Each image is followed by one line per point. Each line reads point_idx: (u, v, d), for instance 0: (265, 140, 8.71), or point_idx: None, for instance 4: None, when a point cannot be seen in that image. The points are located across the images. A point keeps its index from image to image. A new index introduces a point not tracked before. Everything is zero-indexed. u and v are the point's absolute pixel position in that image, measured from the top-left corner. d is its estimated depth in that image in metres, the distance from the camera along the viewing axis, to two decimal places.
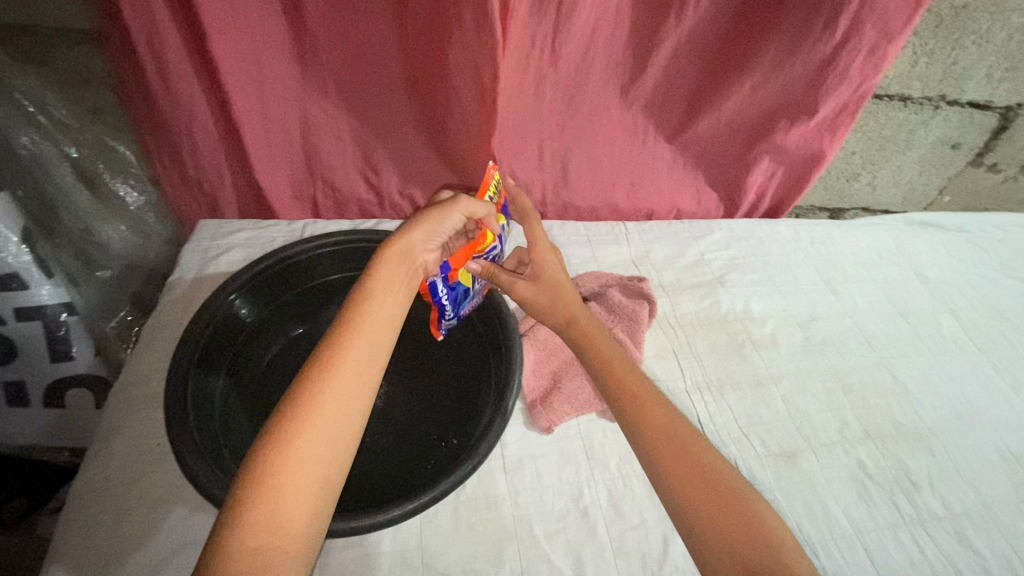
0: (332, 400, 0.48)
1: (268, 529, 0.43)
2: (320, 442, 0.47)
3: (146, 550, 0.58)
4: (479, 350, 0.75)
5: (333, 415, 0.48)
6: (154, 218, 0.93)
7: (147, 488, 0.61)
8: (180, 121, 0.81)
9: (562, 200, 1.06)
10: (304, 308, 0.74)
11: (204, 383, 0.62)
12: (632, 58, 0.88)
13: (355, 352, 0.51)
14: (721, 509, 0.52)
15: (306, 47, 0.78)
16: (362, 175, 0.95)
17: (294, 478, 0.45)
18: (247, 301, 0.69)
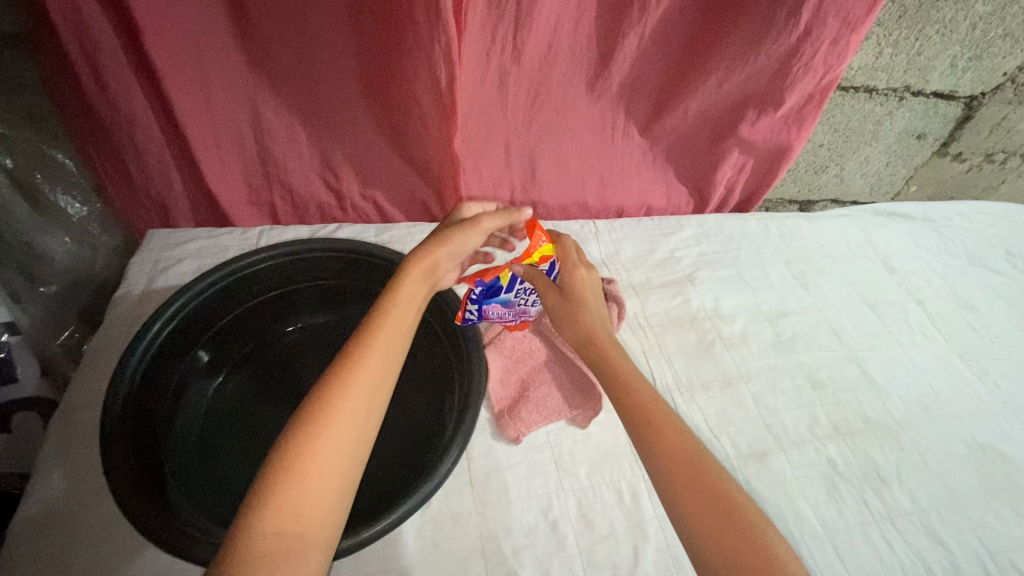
0: (355, 395, 0.49)
1: (290, 517, 0.43)
2: (343, 435, 0.47)
3: None
4: (442, 360, 0.72)
5: (355, 410, 0.49)
6: (99, 230, 0.86)
7: (91, 523, 0.58)
8: (120, 126, 0.76)
9: (531, 199, 1.04)
10: (256, 325, 0.71)
11: (145, 408, 0.58)
12: (596, 52, 0.85)
13: (377, 351, 0.53)
14: (719, 519, 0.50)
15: (253, 46, 0.74)
16: (322, 178, 0.91)
17: (317, 469, 0.45)
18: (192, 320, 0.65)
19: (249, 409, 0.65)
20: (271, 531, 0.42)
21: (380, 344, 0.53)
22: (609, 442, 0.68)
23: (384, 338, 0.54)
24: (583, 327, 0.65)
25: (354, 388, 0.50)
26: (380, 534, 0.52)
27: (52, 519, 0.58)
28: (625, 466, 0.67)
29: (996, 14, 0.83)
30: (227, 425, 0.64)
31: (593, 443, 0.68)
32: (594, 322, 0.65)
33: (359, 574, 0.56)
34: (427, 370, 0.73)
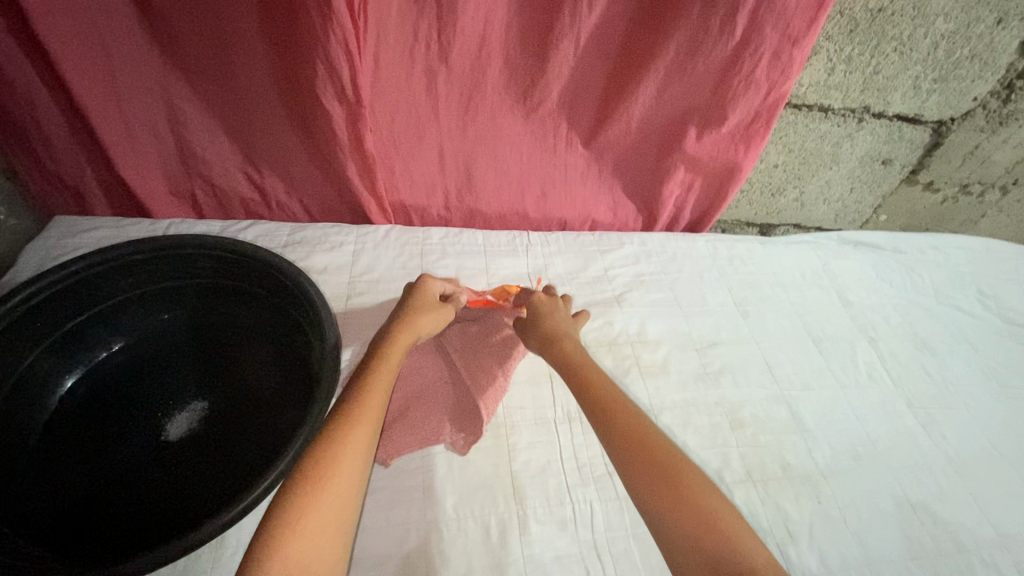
0: (354, 446, 0.49)
1: (297, 570, 0.42)
2: (344, 489, 0.47)
3: None
4: (304, 374, 0.63)
5: (353, 462, 0.49)
6: (6, 215, 0.81)
7: None
8: (20, 107, 0.74)
9: (467, 206, 0.99)
10: (121, 321, 0.67)
11: None
12: (531, 58, 0.80)
13: (374, 403, 0.54)
14: (668, 480, 0.51)
15: (159, 32, 0.72)
16: (244, 173, 0.89)
17: (319, 521, 0.45)
18: (43, 314, 0.61)
19: (104, 407, 0.61)
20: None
21: (376, 395, 0.55)
22: (488, 473, 0.64)
23: (379, 391, 0.55)
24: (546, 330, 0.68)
25: (354, 439, 0.50)
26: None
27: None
28: (498, 499, 0.62)
29: (961, 32, 0.77)
30: (69, 422, 0.60)
31: (469, 471, 0.63)
32: (554, 329, 0.68)
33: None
34: (289, 374, 0.64)
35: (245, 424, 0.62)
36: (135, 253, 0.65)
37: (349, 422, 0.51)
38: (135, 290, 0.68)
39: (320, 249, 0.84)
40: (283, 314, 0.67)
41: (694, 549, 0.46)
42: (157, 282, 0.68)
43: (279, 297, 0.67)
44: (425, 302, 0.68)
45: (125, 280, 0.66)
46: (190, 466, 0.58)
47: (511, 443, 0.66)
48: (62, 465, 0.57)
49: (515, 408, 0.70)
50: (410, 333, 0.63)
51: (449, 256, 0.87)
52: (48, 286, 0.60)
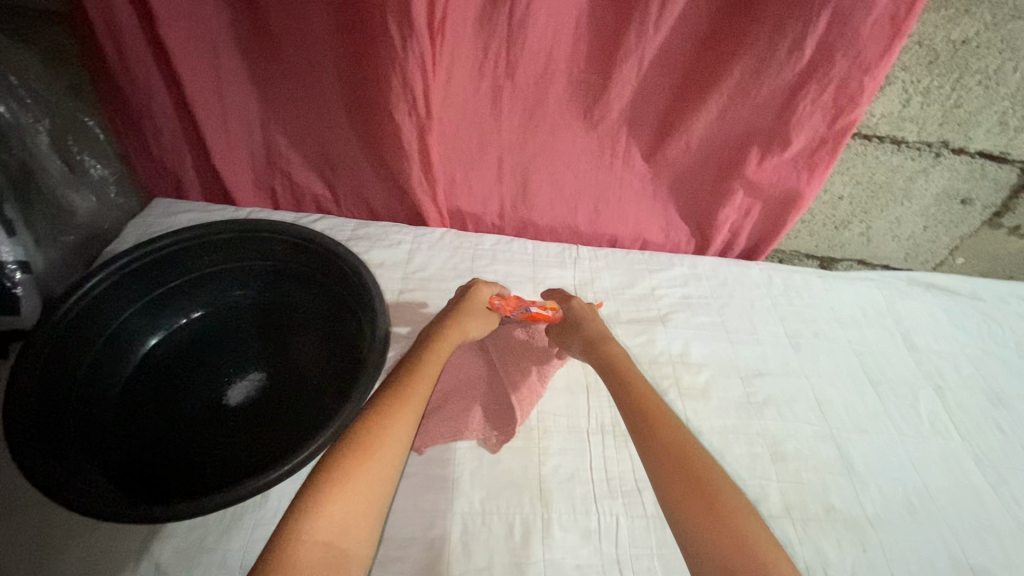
0: (398, 428, 0.53)
1: (336, 529, 0.45)
2: (387, 461, 0.51)
3: None
4: (353, 358, 0.67)
5: (396, 443, 0.52)
6: (116, 193, 0.95)
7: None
8: (140, 103, 0.85)
9: (521, 217, 1.02)
10: (201, 293, 0.74)
11: (71, 348, 0.63)
12: (595, 76, 0.83)
13: (419, 391, 0.58)
14: (697, 491, 0.50)
15: (262, 42, 0.80)
16: (319, 173, 0.96)
17: (361, 484, 0.48)
18: (136, 278, 0.69)
19: (177, 366, 0.68)
20: (318, 541, 0.44)
21: (422, 381, 0.59)
22: (515, 473, 0.64)
23: (423, 381, 0.59)
24: (593, 331, 0.71)
25: (395, 424, 0.53)
26: (184, 515, 0.48)
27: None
28: (524, 500, 0.62)
29: None
30: (146, 376, 0.67)
31: (498, 469, 0.64)
32: (597, 331, 0.71)
33: (226, 536, 0.55)
34: (341, 357, 0.69)
35: (294, 397, 0.66)
36: (218, 234, 0.72)
37: (397, 401, 0.55)
38: (216, 266, 0.74)
39: (378, 246, 0.89)
40: (339, 298, 0.72)
41: (715, 555, 0.45)
42: (235, 261, 0.75)
43: (337, 285, 0.72)
44: (476, 302, 0.73)
45: (208, 255, 0.73)
46: (245, 429, 0.63)
47: (542, 447, 0.67)
48: (136, 412, 0.63)
49: (548, 414, 0.70)
50: (456, 331, 0.68)
51: (497, 262, 0.89)
52: (141, 256, 0.68)
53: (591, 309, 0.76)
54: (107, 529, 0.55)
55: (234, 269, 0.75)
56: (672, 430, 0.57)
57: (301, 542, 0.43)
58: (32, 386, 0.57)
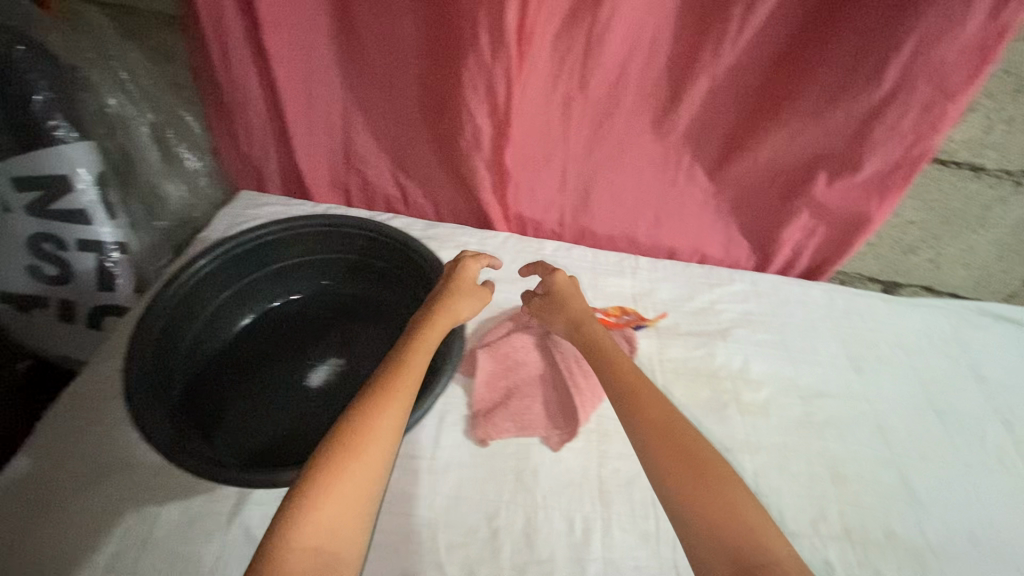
0: (388, 423, 0.51)
1: (326, 533, 0.44)
2: (375, 459, 0.49)
3: (82, 500, 0.60)
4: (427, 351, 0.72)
5: (385, 438, 0.50)
6: (206, 183, 1.03)
7: (92, 449, 0.63)
8: (237, 101, 0.92)
9: (581, 225, 1.04)
10: (287, 280, 0.80)
11: (178, 324, 0.69)
12: (666, 91, 0.86)
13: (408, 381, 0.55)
14: (690, 469, 0.50)
15: (352, 49, 0.86)
16: (391, 174, 1.01)
17: (351, 484, 0.46)
18: (234, 264, 0.75)
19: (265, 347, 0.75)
20: (303, 552, 0.42)
21: (412, 372, 0.57)
22: (577, 471, 0.66)
23: (413, 371, 0.57)
24: (575, 313, 0.69)
25: (385, 418, 0.51)
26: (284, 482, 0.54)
27: (69, 397, 0.67)
28: (586, 500, 0.64)
29: None
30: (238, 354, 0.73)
31: (560, 467, 0.66)
32: (580, 312, 0.69)
33: None
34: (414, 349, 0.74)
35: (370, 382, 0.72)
36: (308, 227, 0.77)
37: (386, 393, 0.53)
38: (302, 255, 0.80)
39: (446, 246, 0.93)
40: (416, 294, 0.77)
41: (711, 538, 0.46)
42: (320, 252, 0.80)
43: (414, 282, 0.77)
44: (465, 280, 0.70)
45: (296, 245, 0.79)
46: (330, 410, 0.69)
47: (602, 450, 0.69)
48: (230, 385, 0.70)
49: (609, 418, 0.72)
50: (448, 314, 0.65)
51: (558, 268, 0.91)
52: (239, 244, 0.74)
53: (575, 285, 0.73)
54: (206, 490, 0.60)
55: (319, 260, 0.80)
56: (666, 411, 0.56)
57: (290, 548, 0.42)
58: (146, 365, 0.64)
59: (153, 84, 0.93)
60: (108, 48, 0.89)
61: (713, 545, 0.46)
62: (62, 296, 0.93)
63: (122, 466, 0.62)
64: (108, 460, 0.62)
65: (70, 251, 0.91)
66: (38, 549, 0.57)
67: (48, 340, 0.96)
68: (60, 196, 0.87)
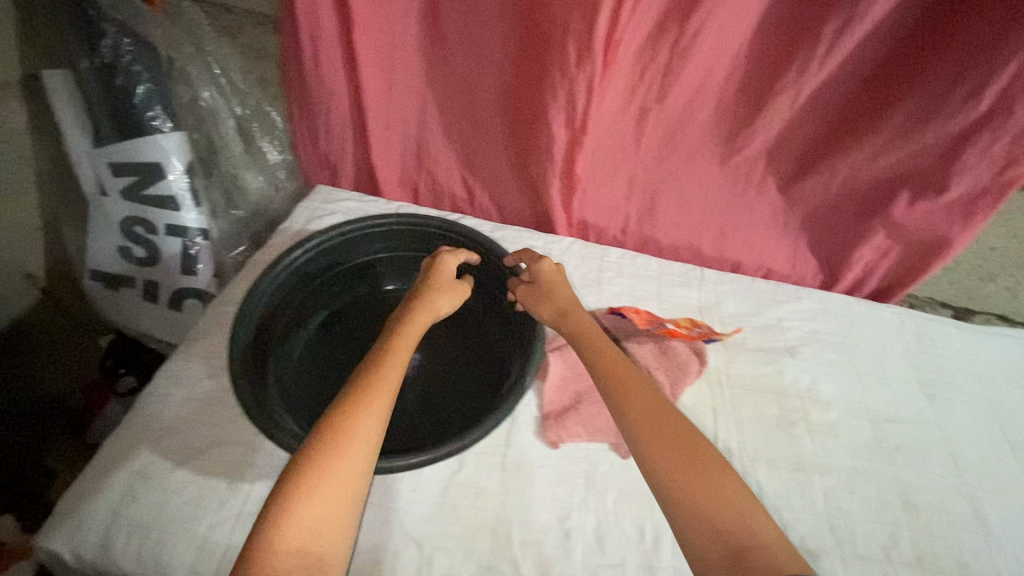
0: (368, 423, 0.52)
1: (308, 534, 0.45)
2: (356, 460, 0.50)
3: (179, 473, 0.63)
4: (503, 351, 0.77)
5: (367, 439, 0.51)
6: (284, 176, 1.08)
7: (187, 426, 0.66)
8: (320, 99, 0.95)
9: (644, 233, 1.05)
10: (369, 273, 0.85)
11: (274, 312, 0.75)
12: (745, 106, 0.86)
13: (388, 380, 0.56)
14: (682, 456, 0.54)
15: (436, 53, 0.88)
16: (460, 175, 1.04)
17: (333, 486, 0.47)
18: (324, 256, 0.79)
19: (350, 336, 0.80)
20: (290, 549, 0.44)
21: (392, 371, 0.58)
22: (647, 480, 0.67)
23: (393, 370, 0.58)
24: (563, 300, 0.71)
25: (363, 418, 0.52)
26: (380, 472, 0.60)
27: (164, 373, 0.70)
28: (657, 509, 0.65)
29: None
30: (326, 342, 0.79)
31: (631, 475, 0.67)
32: (566, 299, 0.72)
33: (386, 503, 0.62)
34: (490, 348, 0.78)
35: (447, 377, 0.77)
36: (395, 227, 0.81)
37: (365, 395, 0.54)
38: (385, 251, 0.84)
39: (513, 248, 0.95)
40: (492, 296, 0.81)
41: (699, 519, 0.49)
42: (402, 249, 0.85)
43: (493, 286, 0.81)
44: (443, 278, 0.73)
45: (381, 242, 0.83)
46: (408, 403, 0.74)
47: None
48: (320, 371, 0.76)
49: None
50: (427, 312, 0.67)
51: (624, 276, 0.91)
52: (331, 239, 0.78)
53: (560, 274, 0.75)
54: None
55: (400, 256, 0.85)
56: (646, 398, 0.59)
57: (273, 551, 0.43)
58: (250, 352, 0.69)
59: (243, 81, 0.97)
60: (204, 45, 0.91)
61: (702, 524, 0.49)
62: (148, 277, 0.98)
63: (218, 443, 0.65)
64: (204, 437, 0.65)
65: (158, 235, 0.95)
66: (140, 519, 0.60)
67: (133, 318, 1.01)
68: (152, 182, 0.92)
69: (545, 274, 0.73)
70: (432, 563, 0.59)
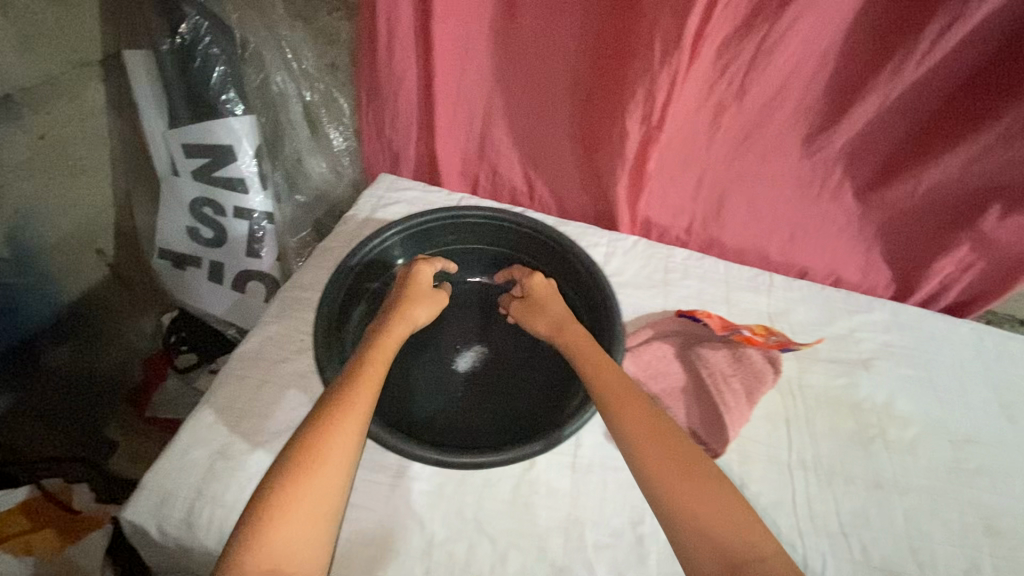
0: (343, 438, 0.51)
1: (281, 555, 0.44)
2: (331, 477, 0.49)
3: (258, 454, 0.64)
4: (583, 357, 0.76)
5: (342, 454, 0.50)
6: (347, 164, 1.08)
7: (262, 407, 0.67)
8: (389, 87, 0.94)
9: (708, 234, 1.02)
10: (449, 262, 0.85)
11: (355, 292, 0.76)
12: (830, 107, 0.82)
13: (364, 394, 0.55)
14: (680, 468, 0.52)
15: (511, 43, 0.86)
16: (523, 168, 1.02)
17: (306, 504, 0.47)
18: (404, 242, 0.80)
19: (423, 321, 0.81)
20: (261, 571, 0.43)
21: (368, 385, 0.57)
22: None
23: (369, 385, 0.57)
24: (555, 313, 0.72)
25: (337, 433, 0.51)
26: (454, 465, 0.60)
27: (239, 356, 0.71)
28: None
29: None
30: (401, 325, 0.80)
31: None
32: (558, 313, 0.72)
33: (459, 496, 0.62)
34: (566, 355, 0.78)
35: (519, 375, 0.76)
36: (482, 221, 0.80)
37: (340, 412, 0.53)
38: (467, 241, 0.84)
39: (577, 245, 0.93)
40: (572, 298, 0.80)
41: (701, 538, 0.47)
42: (483, 240, 0.83)
43: (573, 287, 0.79)
44: (421, 288, 0.73)
45: (463, 232, 0.83)
46: (486, 398, 0.74)
47: (744, 471, 0.68)
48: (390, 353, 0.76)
49: (750, 439, 0.71)
50: (404, 324, 0.67)
51: (691, 278, 0.89)
52: (414, 225, 0.78)
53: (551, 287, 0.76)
54: (369, 458, 0.64)
55: (481, 249, 0.84)
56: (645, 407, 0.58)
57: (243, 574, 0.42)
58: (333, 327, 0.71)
59: (314, 66, 0.95)
60: (279, 29, 0.90)
61: (705, 539, 0.47)
62: (214, 258, 0.99)
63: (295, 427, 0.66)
64: (281, 421, 0.66)
65: (226, 217, 0.97)
66: (222, 497, 0.60)
67: (197, 297, 1.03)
68: (222, 165, 0.94)
69: (536, 289, 0.74)
70: (505, 559, 0.59)
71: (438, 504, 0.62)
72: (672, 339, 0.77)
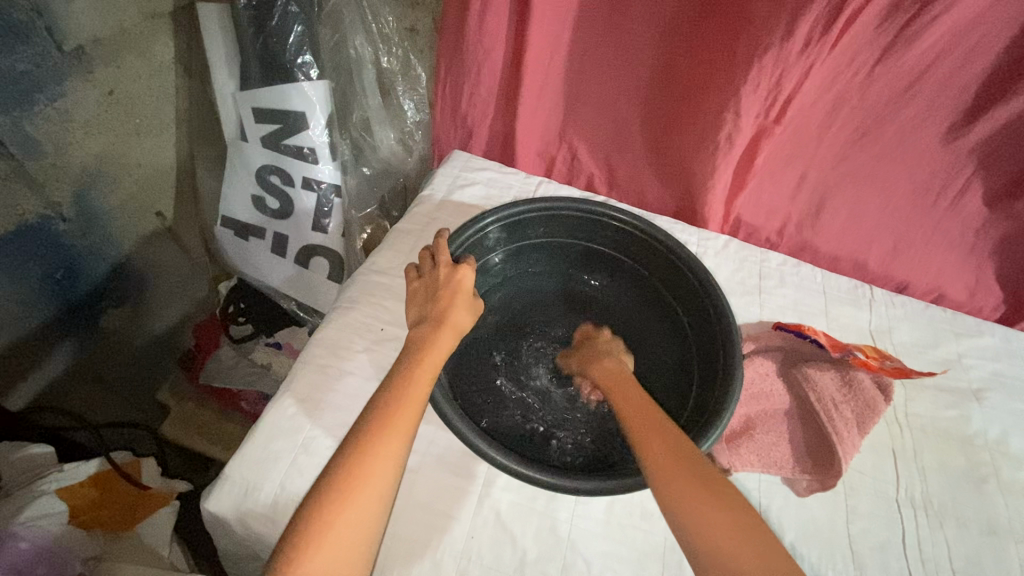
0: (379, 472, 0.43)
1: None
2: (362, 520, 0.41)
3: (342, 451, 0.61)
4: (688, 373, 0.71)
5: (377, 491, 0.43)
6: (419, 138, 1.01)
7: (343, 400, 0.64)
8: (474, 57, 0.87)
9: (801, 238, 0.94)
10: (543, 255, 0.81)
11: None
12: (970, 109, 0.74)
13: (404, 417, 0.46)
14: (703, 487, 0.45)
15: (616, 16, 0.78)
16: (606, 154, 0.95)
17: (333, 552, 0.40)
18: (506, 229, 0.74)
19: (513, 319, 0.78)
20: None
21: (409, 406, 0.47)
22: (826, 522, 0.62)
23: (410, 403, 0.48)
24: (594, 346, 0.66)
25: (373, 465, 0.43)
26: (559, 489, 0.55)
27: (318, 343, 0.68)
28: (837, 557, 0.60)
29: None
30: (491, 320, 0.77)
31: (806, 514, 0.62)
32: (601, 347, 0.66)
33: (552, 511, 0.59)
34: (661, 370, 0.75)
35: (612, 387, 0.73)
36: (589, 214, 0.74)
37: (378, 435, 0.45)
38: (567, 234, 0.78)
39: None
40: (673, 308, 0.76)
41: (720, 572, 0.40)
42: (585, 234, 0.78)
43: (678, 297, 0.75)
44: (464, 287, 0.59)
45: (565, 224, 0.77)
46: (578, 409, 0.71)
47: (849, 506, 0.63)
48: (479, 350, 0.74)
49: (855, 470, 0.66)
50: (449, 330, 0.55)
51: (787, 286, 0.83)
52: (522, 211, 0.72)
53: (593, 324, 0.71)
54: (457, 463, 0.61)
55: (580, 245, 0.79)
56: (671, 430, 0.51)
57: None
58: None
59: (395, 30, 0.88)
60: None
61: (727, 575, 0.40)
62: (279, 230, 0.96)
63: None
64: None
65: (294, 188, 0.93)
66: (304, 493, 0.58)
67: (256, 269, 1.00)
68: (294, 132, 0.89)
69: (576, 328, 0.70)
70: None
71: (529, 519, 0.58)
72: (772, 353, 0.73)
